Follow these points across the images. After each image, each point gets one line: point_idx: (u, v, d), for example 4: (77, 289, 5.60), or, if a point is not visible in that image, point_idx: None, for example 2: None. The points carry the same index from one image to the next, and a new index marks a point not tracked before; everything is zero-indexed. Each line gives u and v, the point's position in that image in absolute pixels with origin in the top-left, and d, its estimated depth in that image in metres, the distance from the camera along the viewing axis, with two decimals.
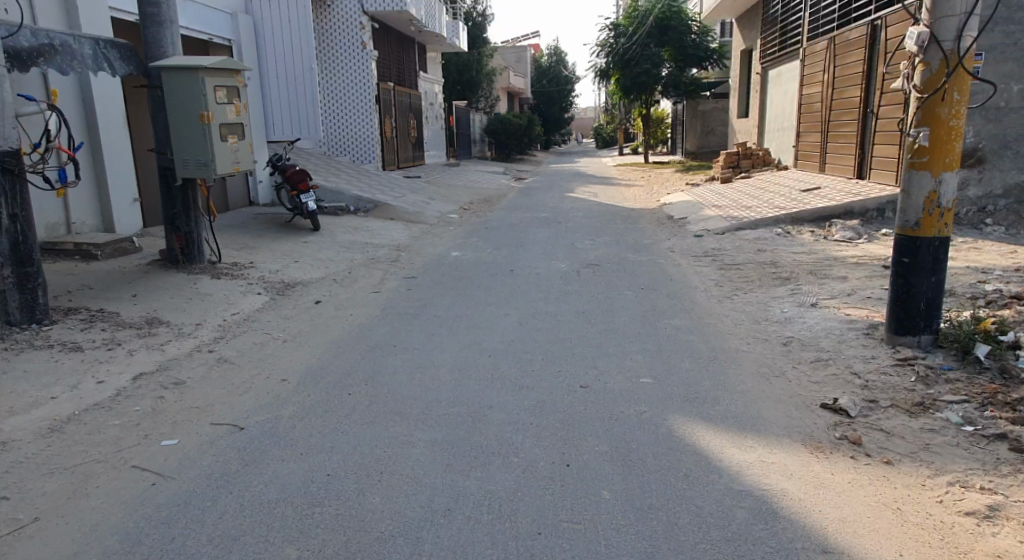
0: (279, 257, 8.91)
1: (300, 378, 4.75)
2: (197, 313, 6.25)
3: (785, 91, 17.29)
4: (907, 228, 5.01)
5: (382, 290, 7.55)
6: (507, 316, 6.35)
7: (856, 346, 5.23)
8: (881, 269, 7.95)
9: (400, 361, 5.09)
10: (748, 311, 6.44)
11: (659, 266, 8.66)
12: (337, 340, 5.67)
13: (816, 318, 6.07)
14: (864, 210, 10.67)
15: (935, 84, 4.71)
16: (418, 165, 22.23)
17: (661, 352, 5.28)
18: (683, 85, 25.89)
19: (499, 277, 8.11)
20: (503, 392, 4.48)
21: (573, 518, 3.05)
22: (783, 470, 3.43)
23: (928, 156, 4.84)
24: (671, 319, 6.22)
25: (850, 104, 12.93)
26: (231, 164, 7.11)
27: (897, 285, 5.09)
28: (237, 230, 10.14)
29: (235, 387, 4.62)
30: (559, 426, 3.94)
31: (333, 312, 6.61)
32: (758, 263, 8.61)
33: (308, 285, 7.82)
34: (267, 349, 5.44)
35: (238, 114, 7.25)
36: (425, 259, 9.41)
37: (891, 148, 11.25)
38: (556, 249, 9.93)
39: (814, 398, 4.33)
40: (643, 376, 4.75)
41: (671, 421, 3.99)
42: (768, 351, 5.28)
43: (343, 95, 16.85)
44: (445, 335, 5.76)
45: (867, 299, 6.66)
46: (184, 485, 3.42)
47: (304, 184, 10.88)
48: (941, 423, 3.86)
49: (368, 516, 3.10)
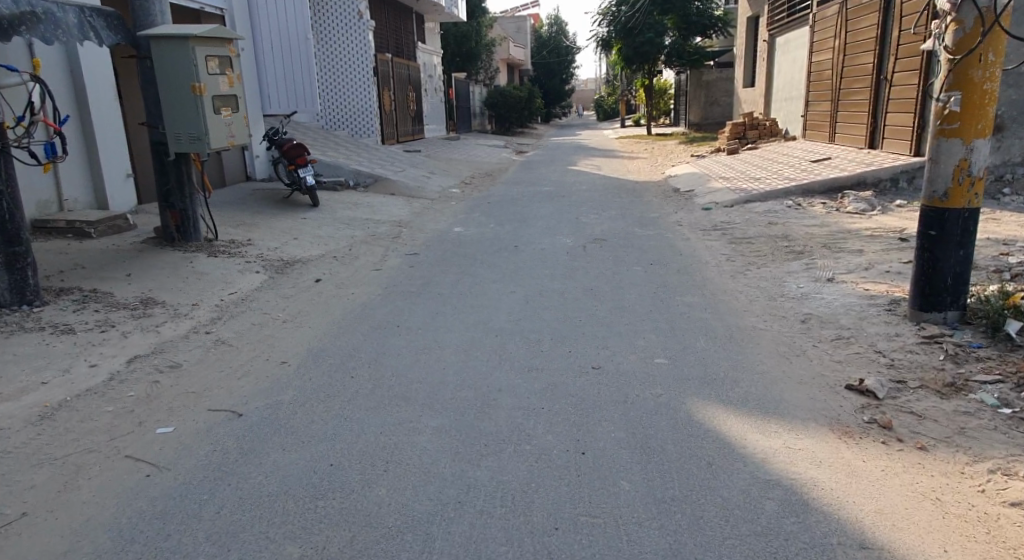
0: (278, 235, 8.69)
1: (301, 361, 4.56)
2: (194, 293, 6.03)
3: (793, 59, 16.92)
4: (934, 198, 4.78)
5: (384, 268, 7.34)
6: (514, 294, 6.15)
7: (878, 323, 5.02)
8: (898, 242, 7.72)
9: (404, 342, 4.90)
10: (762, 287, 6.23)
11: (667, 240, 8.44)
12: (338, 320, 5.48)
13: (834, 294, 5.85)
14: (877, 180, 10.40)
15: (969, 45, 4.44)
16: (418, 139, 21.91)
17: (675, 330, 5.08)
18: (686, 53, 25.47)
19: (503, 254, 7.91)
20: (512, 374, 4.29)
21: (592, 511, 2.86)
22: (811, 457, 3.22)
23: (959, 122, 4.59)
24: (683, 295, 6.02)
25: (862, 71, 12.59)
26: (226, 138, 6.86)
27: (923, 259, 4.88)
28: (234, 206, 9.90)
29: (233, 371, 4.41)
30: (573, 411, 3.75)
31: (334, 291, 6.40)
32: (769, 237, 8.38)
33: (308, 262, 7.61)
34: (266, 331, 5.22)
35: (231, 85, 6.97)
36: (427, 235, 9.20)
37: (905, 117, 10.97)
38: (561, 224, 9.70)
39: (838, 379, 4.14)
40: (658, 356, 4.55)
41: (689, 404, 3.80)
42: (786, 329, 5.07)
43: (341, 67, 16.49)
44: (450, 314, 5.57)
45: (885, 273, 6.44)
46: (180, 477, 3.18)
47: (302, 159, 10.66)
48: (976, 406, 3.67)
49: (374, 511, 2.90)
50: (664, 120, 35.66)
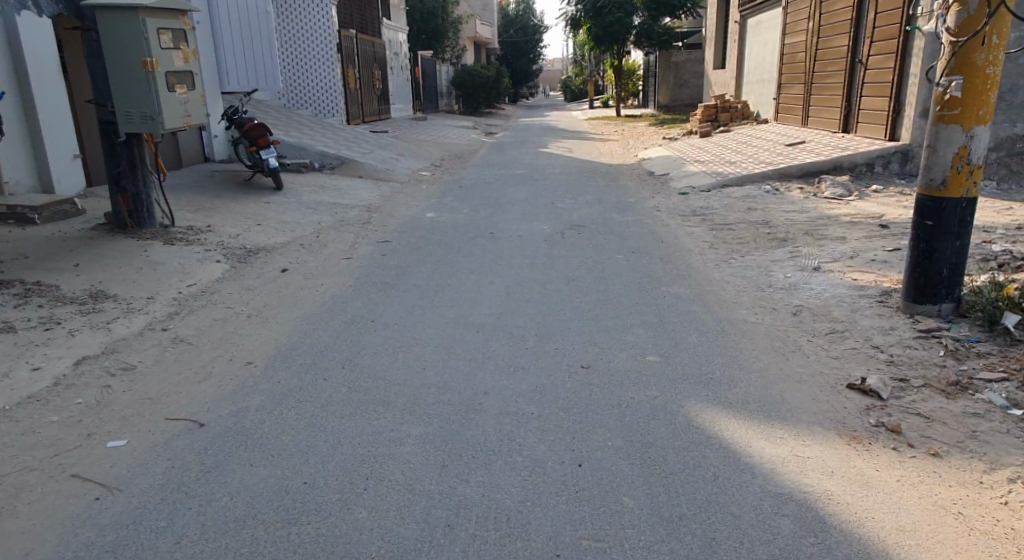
0: (240, 220, 8.27)
1: (268, 361, 4.22)
2: (149, 285, 5.63)
3: (765, 41, 16.80)
4: (930, 187, 4.61)
5: (354, 257, 7.00)
6: (494, 285, 5.87)
7: (871, 316, 4.86)
8: (879, 229, 7.62)
9: (378, 340, 4.60)
10: (749, 277, 6.04)
11: (647, 226, 8.22)
12: (307, 314, 5.15)
13: (823, 284, 5.69)
14: (853, 164, 10.32)
15: (973, 27, 4.26)
16: (384, 119, 21.33)
17: (665, 324, 4.86)
18: (656, 33, 24.79)
19: (479, 241, 7.62)
20: (498, 374, 4.03)
21: (595, 534, 2.63)
22: (822, 467, 3.01)
23: (959, 108, 4.41)
24: (669, 286, 5.79)
25: (837, 54, 12.47)
26: (180, 118, 6.39)
27: (917, 250, 4.73)
28: (193, 190, 9.42)
29: (193, 373, 4.05)
30: (565, 416, 3.50)
31: (302, 282, 6.06)
32: (750, 223, 8.22)
33: (272, 250, 7.23)
34: (229, 327, 4.86)
35: (186, 61, 6.49)
36: (398, 221, 8.86)
37: (880, 101, 10.89)
38: (536, 209, 9.42)
39: (839, 377, 3.96)
40: (650, 353, 4.33)
41: (689, 408, 3.57)
42: (779, 323, 4.88)
43: (303, 43, 15.91)
44: (426, 308, 5.28)
45: (871, 262, 6.31)
46: (134, 500, 2.86)
47: (264, 139, 10.20)
48: (984, 407, 3.51)
49: (354, 538, 2.62)
50: (633, 101, 35.49)
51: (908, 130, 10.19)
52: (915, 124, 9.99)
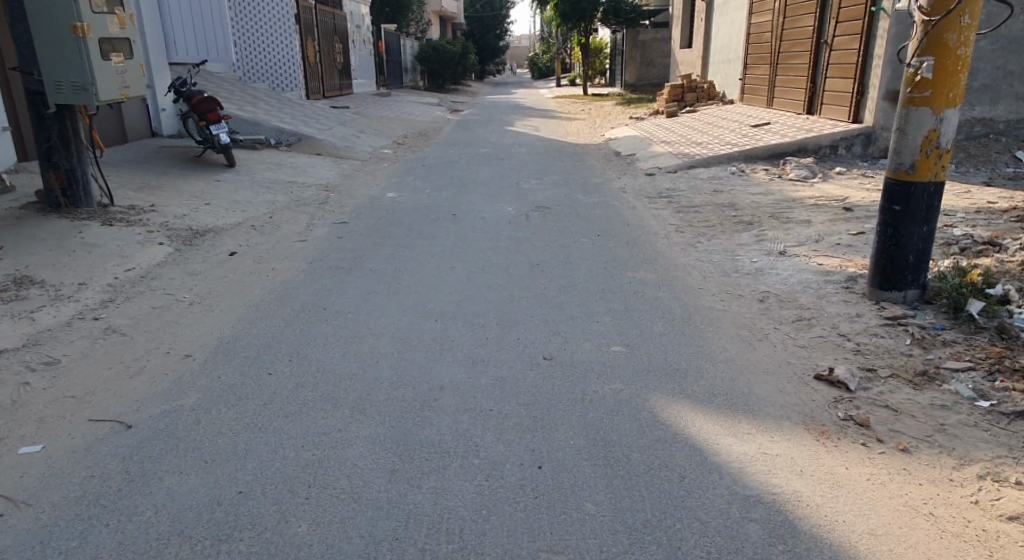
0: (188, 200, 7.92)
1: (207, 353, 4.12)
2: (83, 271, 5.41)
3: (732, 20, 16.69)
4: (900, 171, 4.52)
5: (309, 240, 6.74)
6: (454, 270, 5.67)
7: (838, 302, 4.78)
8: (843, 212, 7.57)
9: (331, 332, 4.41)
10: (715, 261, 5.95)
11: (612, 208, 8.08)
12: (254, 303, 4.99)
13: (789, 269, 5.61)
14: (817, 146, 10.28)
15: (947, 5, 4.14)
16: (346, 94, 20.83)
17: (630, 312, 4.74)
18: (624, 10, 24.55)
19: (441, 223, 7.39)
20: (458, 367, 3.91)
21: (554, 545, 2.50)
22: (790, 466, 2.91)
23: (930, 90, 4.30)
24: (635, 271, 5.66)
25: (802, 34, 12.40)
26: (117, 89, 6.50)
27: (885, 236, 4.64)
28: (140, 167, 9.01)
29: (123, 368, 3.89)
30: (523, 414, 3.39)
31: (252, 268, 5.82)
32: (716, 205, 8.13)
33: (222, 233, 6.97)
34: (168, 317, 4.71)
35: (121, 27, 6.57)
36: (357, 201, 8.58)
37: (845, 82, 10.85)
38: (500, 190, 9.21)
39: (806, 367, 3.86)
40: (614, 343, 4.20)
41: (652, 404, 3.45)
42: (745, 310, 4.79)
43: (258, 14, 15.31)
44: (383, 296, 5.07)
45: (837, 246, 6.24)
46: (43, 514, 2.63)
47: (214, 114, 9.80)
48: (952, 399, 3.42)
49: (292, 555, 2.43)
50: (600, 79, 35.21)
51: (871, 112, 10.17)
52: (879, 106, 9.98)
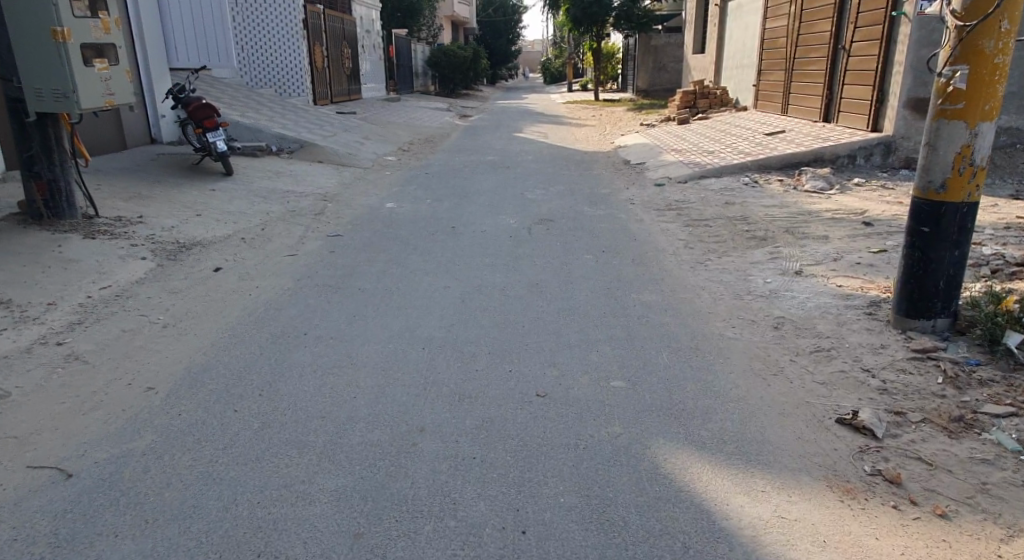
0: (178, 210, 7.65)
1: (172, 387, 3.82)
2: (56, 290, 5.20)
3: (746, 25, 16.30)
4: (929, 190, 4.13)
5: (299, 254, 6.44)
6: (448, 290, 5.35)
7: (860, 330, 4.41)
8: (862, 227, 7.17)
9: (309, 361, 4.10)
10: (726, 281, 5.60)
11: (619, 222, 7.74)
12: (232, 326, 4.70)
13: (806, 292, 5.24)
14: (834, 156, 9.88)
15: (984, 10, 3.76)
16: (354, 99, 20.58)
17: (633, 341, 4.39)
18: (636, 16, 24.10)
19: (438, 237, 7.07)
20: (442, 405, 3.59)
21: None
22: (811, 536, 2.60)
23: (963, 102, 3.92)
24: (640, 293, 5.32)
25: (819, 40, 11.99)
26: (102, 96, 6.23)
27: (912, 259, 4.26)
28: (133, 175, 8.76)
29: (78, 403, 3.66)
30: (509, 463, 3.09)
31: (235, 285, 5.53)
32: (728, 219, 7.76)
33: (209, 246, 6.70)
34: (137, 341, 4.46)
35: (106, 31, 6.28)
36: (354, 212, 8.28)
37: (864, 89, 10.43)
38: (503, 200, 8.88)
39: (826, 409, 3.50)
40: (614, 378, 3.88)
41: (654, 454, 3.13)
42: (758, 338, 4.44)
43: (262, 18, 15.06)
44: (369, 319, 4.76)
45: (857, 265, 5.85)
46: None
47: (211, 121, 9.53)
48: (994, 451, 3.04)
49: None
50: (611, 84, 34.83)
51: (891, 121, 9.75)
52: (899, 114, 9.57)
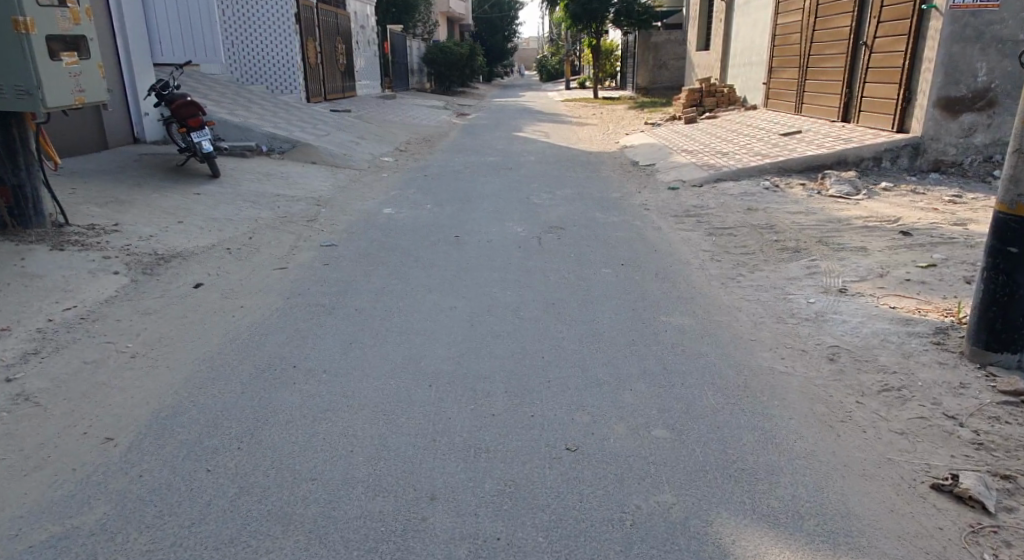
0: (160, 217, 7.04)
1: (134, 438, 3.22)
2: (12, 311, 4.59)
3: (755, 20, 15.72)
4: (1018, 205, 3.57)
5: (289, 268, 5.83)
6: (454, 311, 4.75)
7: (931, 363, 3.84)
8: (900, 236, 6.63)
9: (295, 403, 3.50)
10: (765, 302, 5.00)
11: (635, 229, 7.18)
12: (210, 356, 4.09)
13: (857, 314, 4.66)
14: (859, 158, 9.30)
15: None
16: (348, 96, 19.92)
17: (672, 377, 3.81)
18: (636, 12, 23.58)
19: (440, 247, 6.47)
20: (454, 462, 3.00)
21: None
22: None
23: None
24: (671, 316, 4.73)
25: (837, 35, 11.41)
26: (71, 94, 5.61)
27: (995, 284, 3.69)
28: (111, 178, 8.14)
29: (21, 461, 3.06)
30: (544, 546, 2.54)
31: (217, 305, 4.93)
32: (753, 226, 7.20)
33: (191, 257, 6.09)
34: (98, 376, 3.86)
35: (75, 22, 5.66)
36: (350, 218, 7.68)
37: (888, 87, 9.87)
38: (509, 205, 8.29)
39: (915, 469, 2.94)
40: (655, 426, 3.29)
41: (722, 536, 2.58)
42: (814, 374, 3.85)
43: (252, 11, 14.40)
44: (368, 348, 4.17)
45: (907, 282, 5.28)
46: None
47: (196, 119, 8.91)
48: None
49: None
50: (610, 82, 34.22)
51: (919, 121, 9.19)
52: (928, 115, 9.03)
